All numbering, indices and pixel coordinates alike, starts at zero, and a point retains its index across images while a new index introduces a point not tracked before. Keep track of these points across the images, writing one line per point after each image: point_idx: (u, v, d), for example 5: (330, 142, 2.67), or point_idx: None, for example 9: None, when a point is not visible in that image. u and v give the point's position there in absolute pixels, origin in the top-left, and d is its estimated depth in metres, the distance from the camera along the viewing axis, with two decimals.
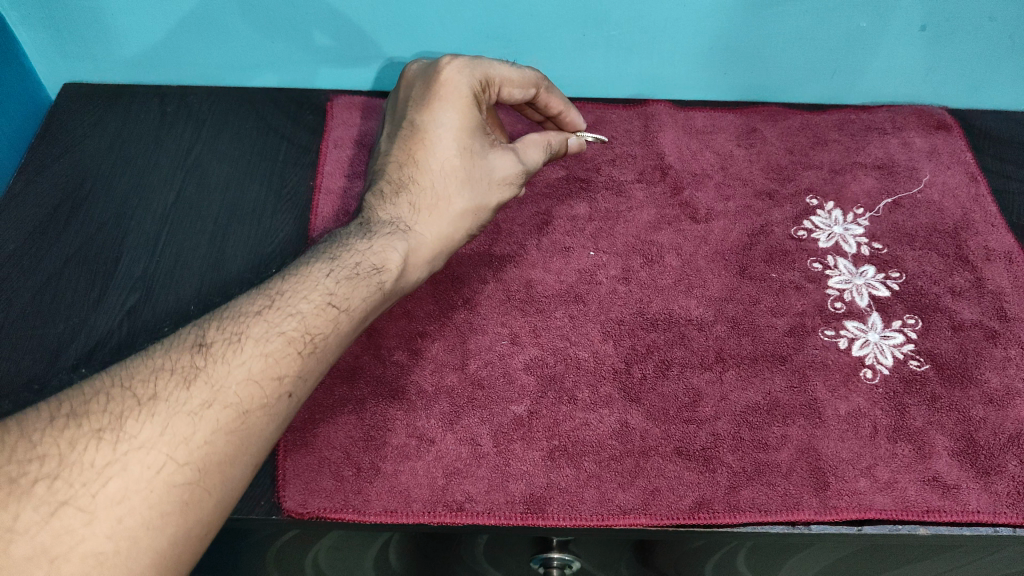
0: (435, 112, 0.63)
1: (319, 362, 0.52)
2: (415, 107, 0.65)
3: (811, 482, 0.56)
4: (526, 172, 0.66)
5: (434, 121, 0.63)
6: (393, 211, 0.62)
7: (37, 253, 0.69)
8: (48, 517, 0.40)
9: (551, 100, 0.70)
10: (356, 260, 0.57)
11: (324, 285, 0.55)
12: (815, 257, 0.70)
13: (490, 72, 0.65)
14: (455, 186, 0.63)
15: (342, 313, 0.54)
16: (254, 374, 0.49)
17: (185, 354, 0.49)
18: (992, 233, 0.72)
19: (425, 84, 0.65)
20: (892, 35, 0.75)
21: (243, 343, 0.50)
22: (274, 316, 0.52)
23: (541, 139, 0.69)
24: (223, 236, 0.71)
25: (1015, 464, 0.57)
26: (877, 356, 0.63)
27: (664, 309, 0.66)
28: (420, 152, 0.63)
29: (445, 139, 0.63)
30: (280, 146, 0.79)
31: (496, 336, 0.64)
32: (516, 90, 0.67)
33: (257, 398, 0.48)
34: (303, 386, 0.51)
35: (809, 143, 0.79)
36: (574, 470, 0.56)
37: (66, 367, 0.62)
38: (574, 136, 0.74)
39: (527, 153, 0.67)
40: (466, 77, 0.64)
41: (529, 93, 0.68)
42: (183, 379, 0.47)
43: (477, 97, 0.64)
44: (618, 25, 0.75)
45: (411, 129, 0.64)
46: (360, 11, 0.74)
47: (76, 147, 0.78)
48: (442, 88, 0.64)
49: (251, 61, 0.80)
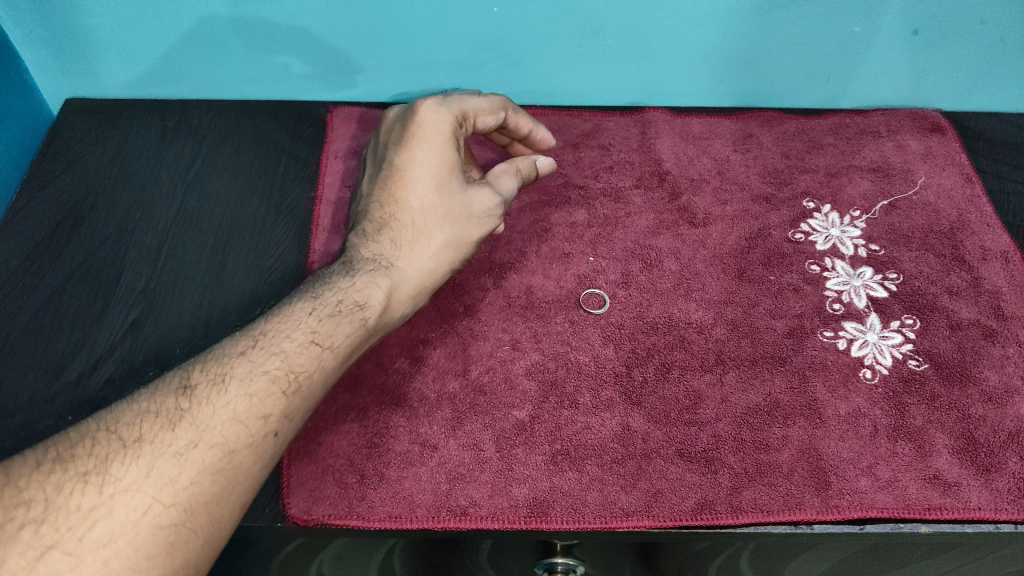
0: (413, 150, 0.64)
1: (304, 400, 0.52)
2: (393, 147, 0.65)
3: (813, 482, 0.56)
4: (505, 203, 0.66)
5: (411, 159, 0.64)
6: (375, 247, 0.62)
7: (41, 268, 0.70)
8: (34, 562, 0.40)
9: (519, 120, 0.73)
10: (339, 297, 0.58)
11: (307, 323, 0.55)
12: (812, 259, 0.70)
13: (465, 108, 0.66)
14: (435, 221, 0.62)
15: (326, 351, 0.54)
16: (239, 414, 0.49)
17: (169, 397, 0.49)
18: (989, 233, 0.73)
19: (402, 126, 0.66)
20: (885, 39, 0.76)
21: (228, 383, 0.50)
22: (258, 356, 0.52)
23: (508, 167, 0.69)
24: (225, 251, 0.72)
25: (1015, 461, 0.57)
26: (876, 356, 0.64)
27: (664, 313, 0.67)
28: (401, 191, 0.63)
29: (423, 176, 0.63)
30: (279, 160, 0.80)
31: (498, 343, 0.65)
32: (489, 117, 0.68)
33: (242, 437, 0.48)
34: (289, 426, 0.51)
35: (805, 147, 0.80)
36: (577, 473, 0.57)
37: (71, 381, 0.62)
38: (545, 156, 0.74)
39: (499, 182, 0.67)
40: (442, 116, 0.65)
41: (500, 117, 0.70)
42: (168, 421, 0.47)
43: (454, 134, 0.65)
44: (613, 35, 0.76)
45: (390, 169, 0.65)
46: (358, 25, 0.74)
47: (78, 163, 0.79)
48: (419, 128, 0.65)
49: (252, 76, 0.81)
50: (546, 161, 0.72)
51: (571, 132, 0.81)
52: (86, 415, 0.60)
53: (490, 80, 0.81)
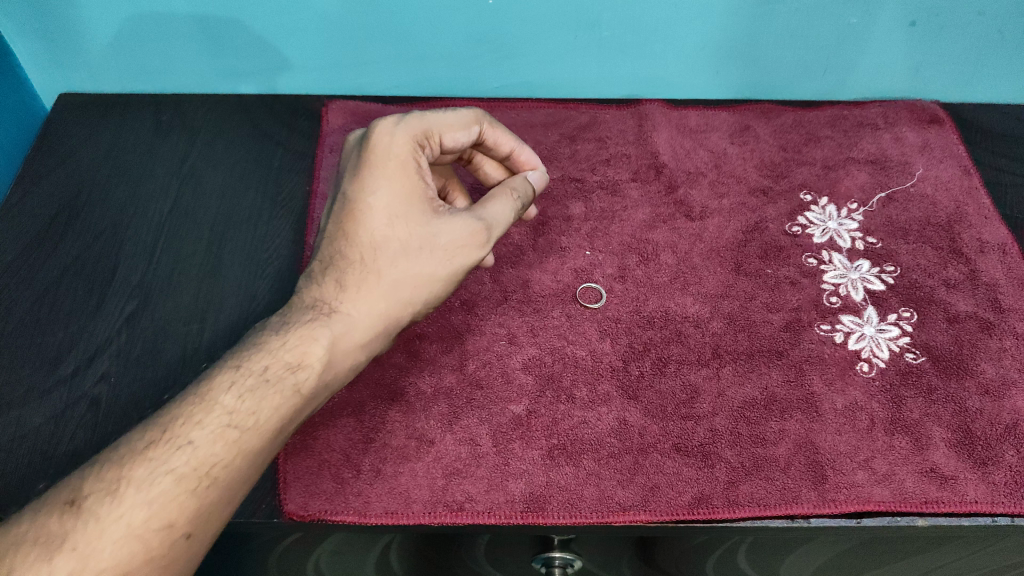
0: (365, 181, 0.58)
1: (219, 492, 0.49)
2: (348, 176, 0.60)
3: (810, 475, 0.56)
4: (487, 227, 0.60)
5: (362, 191, 0.58)
6: (316, 294, 0.57)
7: (35, 263, 0.70)
8: None
9: (498, 135, 0.65)
10: (266, 363, 0.53)
11: (224, 403, 0.51)
12: (810, 252, 0.70)
13: (427, 125, 0.60)
14: (385, 261, 0.57)
15: (244, 434, 0.50)
16: (134, 527, 0.46)
17: (54, 515, 0.46)
18: (986, 225, 0.72)
19: (358, 152, 0.60)
20: (882, 31, 0.75)
21: (124, 489, 0.47)
22: (161, 451, 0.48)
23: (504, 189, 0.63)
24: (220, 244, 0.72)
25: (1012, 454, 0.57)
26: (873, 349, 0.63)
27: (661, 307, 0.66)
28: (355, 229, 0.58)
29: (375, 210, 0.58)
30: (275, 152, 0.80)
31: (494, 337, 0.64)
32: (460, 134, 0.61)
33: (137, 555, 0.46)
34: (201, 526, 0.48)
35: (802, 140, 0.79)
36: (573, 468, 0.57)
37: (67, 375, 0.62)
38: (535, 173, 0.67)
39: (483, 207, 0.61)
40: (398, 138, 0.59)
41: (474, 132, 0.63)
42: (47, 549, 0.45)
43: (414, 162, 0.59)
44: (609, 27, 0.76)
45: (343, 201, 0.59)
46: (353, 18, 0.74)
47: (72, 157, 0.78)
48: (371, 155, 0.59)
49: (247, 69, 0.80)
50: (538, 175, 0.67)
51: (568, 125, 0.81)
52: (82, 409, 0.60)
53: (487, 70, 0.81)
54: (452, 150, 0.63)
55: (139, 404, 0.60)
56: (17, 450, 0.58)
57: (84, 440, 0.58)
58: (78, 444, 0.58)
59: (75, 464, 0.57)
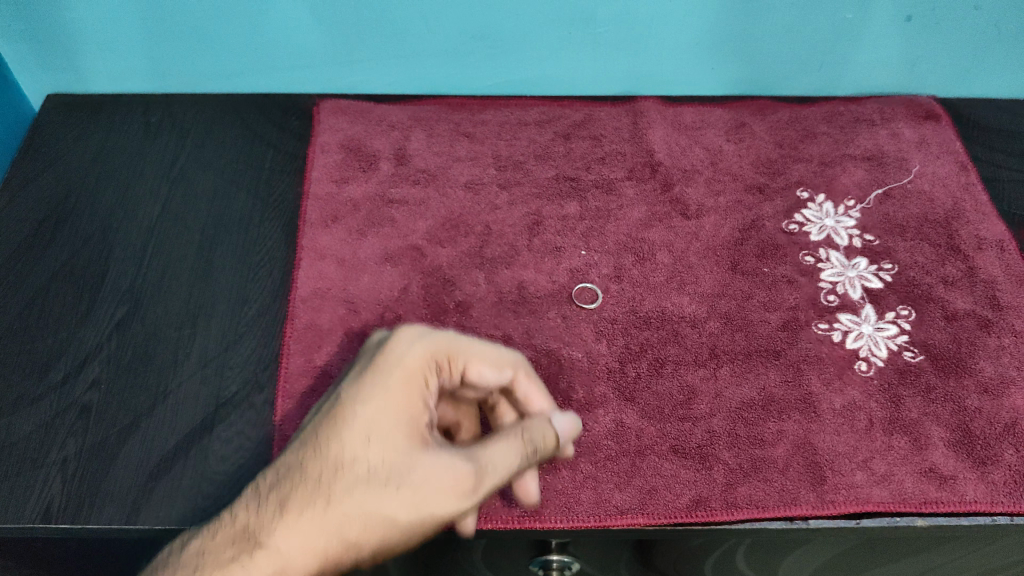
0: (360, 383, 0.46)
1: None
2: (348, 375, 0.47)
3: (808, 477, 0.56)
4: (479, 478, 0.45)
5: (351, 397, 0.46)
6: (245, 516, 0.44)
7: (24, 268, 0.69)
8: None
9: (529, 390, 0.54)
10: None
11: None
12: (806, 251, 0.70)
13: (442, 352, 0.49)
14: (343, 488, 0.43)
15: None
16: None
17: None
18: (984, 221, 0.72)
19: (366, 356, 0.49)
20: (878, 26, 0.75)
21: None
22: None
23: (515, 438, 0.48)
24: (212, 247, 0.71)
25: (1011, 454, 0.57)
26: (871, 348, 0.63)
27: (657, 307, 0.66)
28: (335, 434, 0.44)
29: (357, 422, 0.45)
30: (266, 153, 0.79)
31: (489, 339, 0.64)
32: (488, 370, 0.52)
33: None
34: None
35: (799, 136, 0.79)
36: (570, 472, 0.56)
37: (57, 381, 0.61)
38: (566, 416, 0.53)
39: (486, 452, 0.47)
40: (412, 352, 0.48)
41: (506, 373, 0.53)
42: None
43: (425, 391, 0.47)
44: (603, 24, 0.75)
45: (330, 401, 0.47)
46: (345, 16, 0.73)
47: (61, 160, 0.78)
48: (381, 359, 0.47)
49: (238, 68, 0.80)
50: (567, 421, 0.53)
51: (563, 123, 0.80)
52: (73, 416, 0.59)
53: (480, 68, 0.80)
54: (473, 381, 0.53)
55: (131, 410, 0.60)
56: (7, 458, 0.57)
57: (75, 447, 0.58)
58: (69, 451, 0.57)
59: (66, 471, 0.56)
